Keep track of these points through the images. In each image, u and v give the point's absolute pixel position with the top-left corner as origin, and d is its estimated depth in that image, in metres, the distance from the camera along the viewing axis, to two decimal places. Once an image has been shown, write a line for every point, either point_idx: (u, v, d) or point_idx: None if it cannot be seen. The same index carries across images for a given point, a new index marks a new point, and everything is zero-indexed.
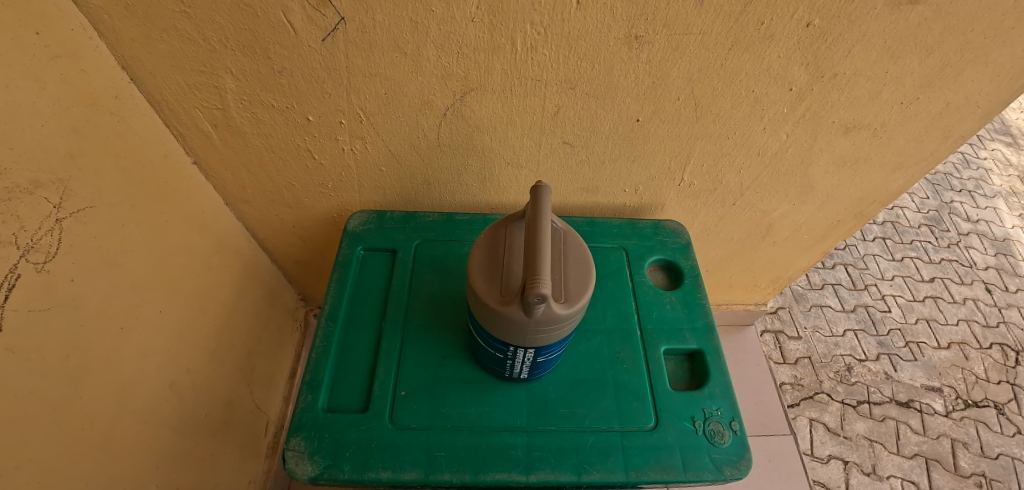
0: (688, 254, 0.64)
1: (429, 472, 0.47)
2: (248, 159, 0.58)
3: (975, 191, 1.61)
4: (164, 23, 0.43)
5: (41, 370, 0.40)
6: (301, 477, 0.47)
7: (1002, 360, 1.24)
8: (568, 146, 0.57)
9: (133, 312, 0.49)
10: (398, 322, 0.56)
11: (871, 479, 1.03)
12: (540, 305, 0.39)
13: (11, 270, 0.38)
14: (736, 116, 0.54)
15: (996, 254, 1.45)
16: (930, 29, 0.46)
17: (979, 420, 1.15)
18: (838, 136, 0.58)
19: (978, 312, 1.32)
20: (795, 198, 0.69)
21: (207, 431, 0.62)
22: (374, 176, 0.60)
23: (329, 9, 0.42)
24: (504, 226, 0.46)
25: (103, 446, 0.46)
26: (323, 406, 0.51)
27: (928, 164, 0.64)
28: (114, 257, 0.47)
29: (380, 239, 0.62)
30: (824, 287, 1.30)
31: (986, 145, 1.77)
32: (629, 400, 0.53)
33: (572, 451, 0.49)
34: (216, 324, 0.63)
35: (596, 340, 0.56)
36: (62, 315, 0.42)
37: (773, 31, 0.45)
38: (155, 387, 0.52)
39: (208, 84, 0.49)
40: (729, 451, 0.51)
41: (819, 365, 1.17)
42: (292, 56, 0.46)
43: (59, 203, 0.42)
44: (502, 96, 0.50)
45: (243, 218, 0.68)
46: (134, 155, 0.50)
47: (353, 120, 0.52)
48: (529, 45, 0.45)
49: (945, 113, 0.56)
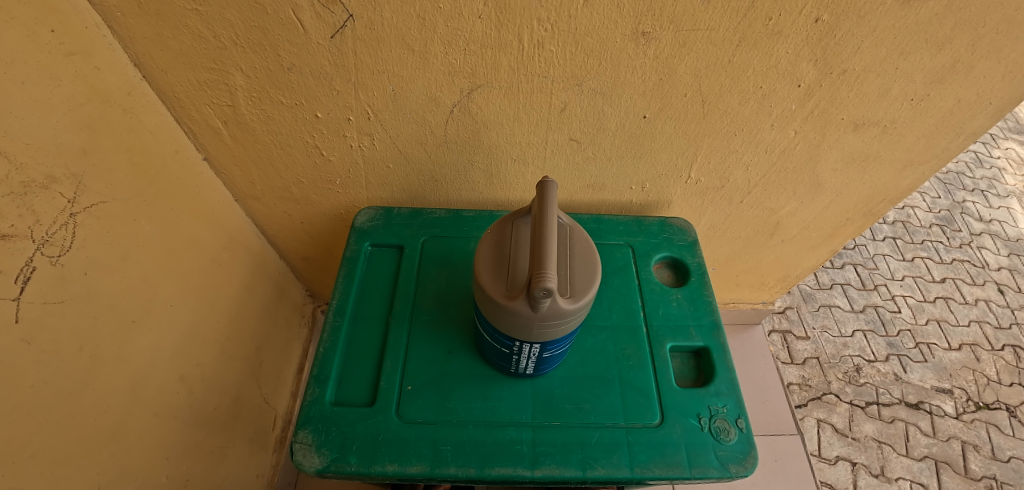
0: (695, 252, 0.64)
1: (434, 466, 0.48)
2: (257, 155, 0.58)
3: (988, 191, 1.58)
4: (175, 21, 0.44)
5: (55, 362, 0.40)
6: (309, 470, 0.47)
7: (1015, 362, 1.23)
8: (575, 143, 0.57)
9: (145, 306, 0.50)
10: (404, 317, 0.56)
11: (879, 481, 1.03)
12: (545, 299, 0.39)
13: (27, 262, 0.39)
14: (744, 112, 0.54)
15: (1009, 254, 1.43)
16: (941, 24, 0.46)
17: (990, 423, 1.13)
18: (847, 132, 0.58)
19: (991, 313, 1.30)
20: (804, 197, 0.69)
21: (216, 424, 0.62)
22: (382, 172, 0.61)
23: (338, 6, 0.42)
24: (510, 222, 0.47)
25: (117, 438, 0.46)
26: (330, 400, 0.51)
27: (938, 161, 0.63)
28: (126, 252, 0.48)
29: (386, 235, 0.62)
30: (832, 286, 1.29)
31: (999, 143, 1.75)
32: (635, 396, 0.53)
33: (577, 446, 0.49)
34: (225, 318, 0.64)
35: (601, 337, 0.56)
36: (77, 308, 0.42)
37: (781, 28, 0.45)
38: (165, 379, 0.53)
39: (219, 81, 0.49)
40: (734, 448, 0.51)
41: (828, 366, 1.16)
42: (301, 53, 0.46)
43: (72, 197, 0.42)
44: (509, 92, 0.50)
45: (252, 214, 0.68)
46: (146, 151, 0.50)
47: (361, 117, 0.53)
48: (536, 41, 0.45)
49: (957, 110, 0.55)
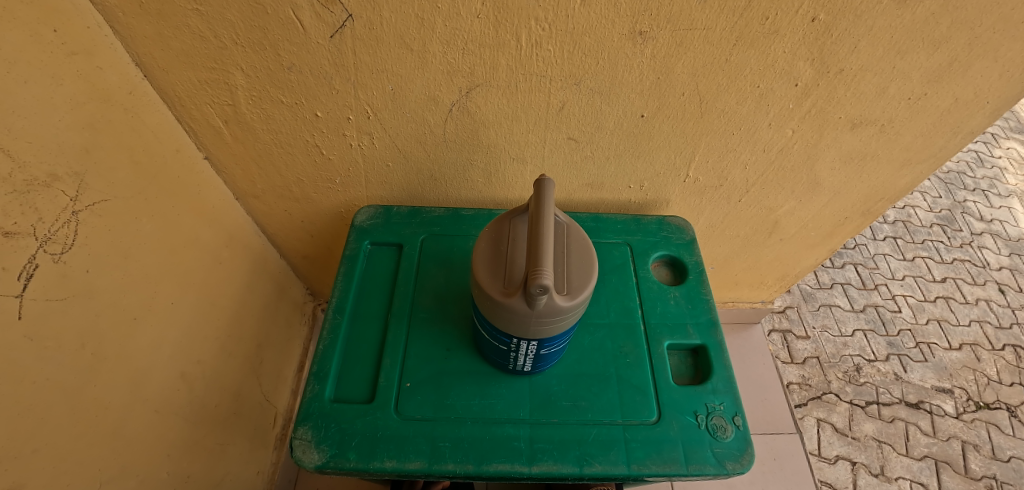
0: (693, 251, 0.64)
1: (432, 462, 0.48)
2: (257, 154, 0.59)
3: (989, 191, 1.58)
4: (176, 21, 0.44)
5: (57, 358, 0.41)
6: (308, 465, 0.48)
7: (1015, 362, 1.23)
8: (573, 142, 0.57)
9: (146, 303, 0.50)
10: (403, 315, 0.57)
11: (879, 480, 1.03)
12: (542, 296, 0.39)
13: (29, 260, 0.39)
14: (742, 111, 0.54)
15: (1010, 254, 1.43)
16: (937, 23, 0.46)
17: (990, 423, 1.13)
18: (844, 132, 0.58)
19: (991, 313, 1.30)
20: (802, 196, 0.69)
21: (217, 421, 0.63)
22: (381, 171, 0.61)
23: (337, 6, 0.43)
24: (508, 220, 0.47)
25: (118, 434, 0.47)
26: (330, 397, 0.52)
27: (936, 160, 0.63)
28: (128, 250, 0.48)
29: (386, 233, 0.63)
30: (833, 286, 1.29)
31: (1000, 143, 1.74)
32: (632, 394, 0.53)
33: (575, 443, 0.50)
34: (226, 316, 0.64)
35: (599, 335, 0.57)
36: (79, 305, 0.43)
37: (778, 27, 0.45)
38: (166, 375, 0.53)
39: (219, 81, 0.50)
40: (730, 445, 0.51)
41: (828, 365, 1.16)
42: (301, 53, 0.47)
43: (75, 196, 0.43)
44: (508, 92, 0.50)
45: (253, 213, 0.69)
46: (147, 150, 0.51)
47: (360, 116, 0.53)
48: (533, 41, 0.45)
49: (954, 109, 0.55)
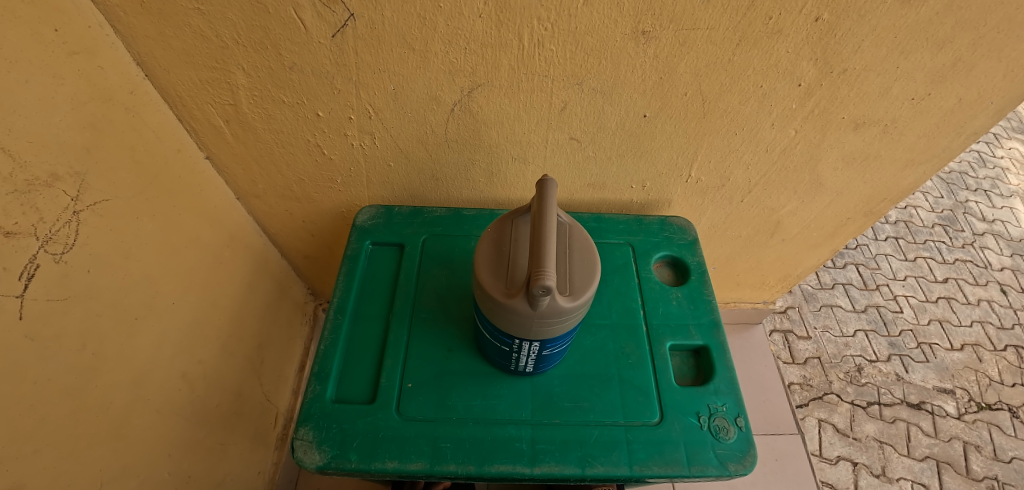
0: (695, 251, 0.64)
1: (434, 463, 0.48)
2: (259, 154, 0.58)
3: (991, 191, 1.58)
4: (177, 20, 0.44)
5: (58, 358, 0.41)
6: (310, 466, 0.48)
7: (1017, 363, 1.22)
8: (575, 142, 0.57)
9: (147, 303, 0.50)
10: (405, 315, 0.57)
11: (880, 481, 1.02)
12: (545, 297, 0.39)
13: (30, 260, 0.39)
14: (745, 111, 0.54)
15: (1012, 254, 1.42)
16: (941, 23, 0.46)
17: (992, 423, 1.13)
18: (847, 132, 0.58)
19: (993, 314, 1.30)
20: (805, 196, 0.69)
21: (218, 421, 0.63)
22: (383, 171, 0.61)
23: (339, 6, 0.42)
24: (510, 220, 0.47)
25: (119, 435, 0.47)
26: (331, 397, 0.52)
27: (939, 161, 0.63)
28: (128, 250, 0.48)
29: (387, 233, 0.63)
30: (834, 286, 1.29)
31: (1003, 143, 1.74)
32: (634, 395, 0.53)
33: (577, 444, 0.50)
34: (227, 315, 0.64)
35: (601, 335, 0.56)
36: (81, 305, 0.43)
37: (781, 26, 0.45)
38: (167, 375, 0.53)
39: (221, 80, 0.50)
40: (732, 446, 0.51)
41: (829, 365, 1.16)
42: (302, 52, 0.47)
43: (76, 196, 0.43)
44: (510, 91, 0.50)
45: (254, 213, 0.69)
46: (148, 150, 0.51)
47: (362, 116, 0.53)
48: (536, 40, 0.45)
49: (958, 109, 0.55)
